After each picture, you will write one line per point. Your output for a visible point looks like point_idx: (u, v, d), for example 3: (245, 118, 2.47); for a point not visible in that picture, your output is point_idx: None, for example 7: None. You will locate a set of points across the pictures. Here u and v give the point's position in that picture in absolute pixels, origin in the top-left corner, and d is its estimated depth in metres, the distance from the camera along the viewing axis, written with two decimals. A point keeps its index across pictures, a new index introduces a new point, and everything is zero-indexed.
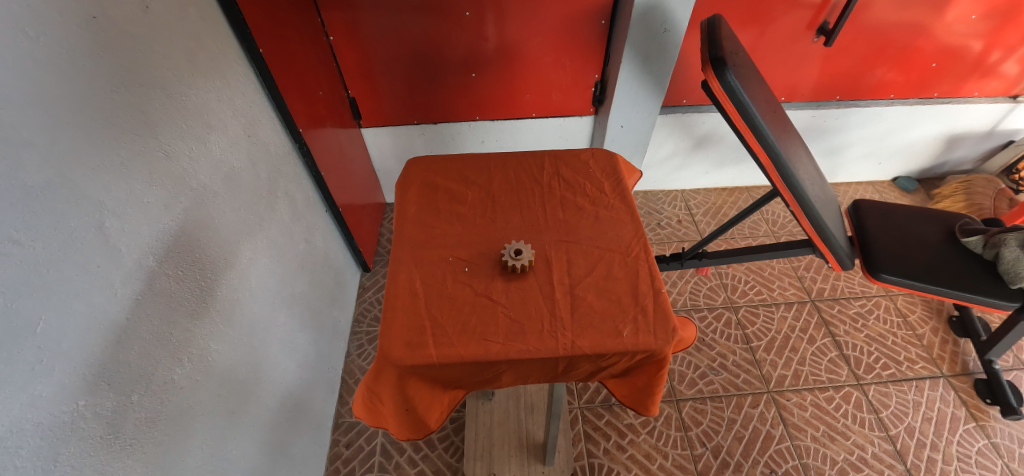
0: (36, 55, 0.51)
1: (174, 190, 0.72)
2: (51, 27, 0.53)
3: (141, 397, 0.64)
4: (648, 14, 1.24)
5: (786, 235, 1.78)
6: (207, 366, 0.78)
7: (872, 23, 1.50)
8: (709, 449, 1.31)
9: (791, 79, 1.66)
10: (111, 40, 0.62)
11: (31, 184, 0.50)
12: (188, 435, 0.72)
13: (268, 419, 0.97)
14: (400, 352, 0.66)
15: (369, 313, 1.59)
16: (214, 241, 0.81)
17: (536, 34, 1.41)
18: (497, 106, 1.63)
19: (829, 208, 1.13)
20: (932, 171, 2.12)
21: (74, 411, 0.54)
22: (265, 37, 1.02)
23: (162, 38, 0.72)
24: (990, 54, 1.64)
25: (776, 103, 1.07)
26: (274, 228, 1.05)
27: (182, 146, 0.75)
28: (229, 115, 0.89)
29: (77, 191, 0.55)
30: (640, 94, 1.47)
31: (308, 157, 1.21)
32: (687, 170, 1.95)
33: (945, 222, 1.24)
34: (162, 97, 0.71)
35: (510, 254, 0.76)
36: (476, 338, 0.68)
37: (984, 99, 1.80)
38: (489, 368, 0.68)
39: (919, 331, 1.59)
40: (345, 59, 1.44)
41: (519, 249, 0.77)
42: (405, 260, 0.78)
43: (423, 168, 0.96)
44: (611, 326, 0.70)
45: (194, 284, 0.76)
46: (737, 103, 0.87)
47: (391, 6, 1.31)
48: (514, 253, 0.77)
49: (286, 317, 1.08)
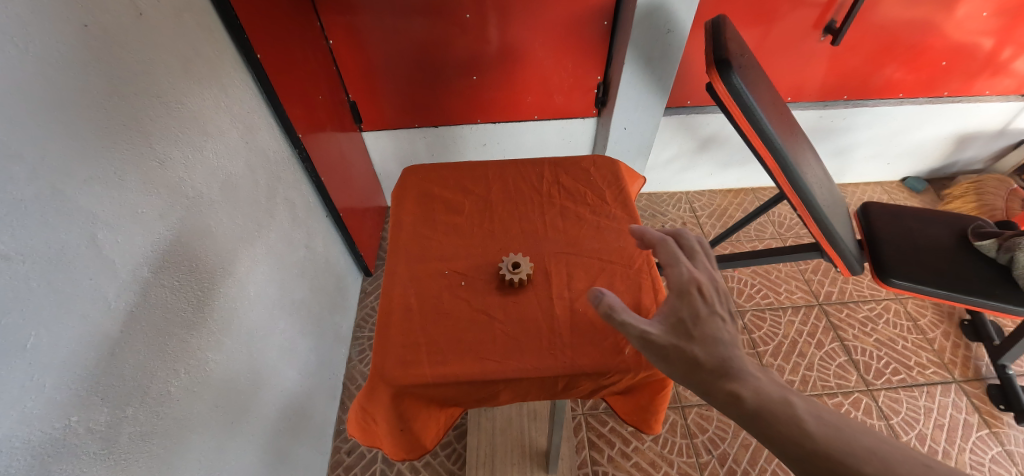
0: (27, 67, 0.50)
1: (169, 199, 0.71)
2: (41, 37, 0.52)
3: (135, 410, 0.63)
4: (651, 14, 1.22)
5: (792, 237, 1.76)
6: (205, 377, 0.77)
7: (880, 21, 1.47)
8: (715, 456, 1.28)
9: (797, 79, 1.63)
10: (102, 49, 0.61)
11: (21, 197, 0.49)
12: (184, 447, 0.71)
13: (268, 427, 0.96)
14: (395, 370, 0.65)
15: (371, 318, 1.58)
16: (211, 250, 0.80)
17: (536, 36, 1.39)
18: (498, 108, 1.61)
19: (837, 211, 1.11)
20: (941, 171, 2.08)
21: (66, 427, 0.53)
22: (262, 41, 1.01)
23: (155, 45, 0.71)
24: (1000, 53, 1.61)
25: (781, 106, 1.04)
26: (273, 235, 1.04)
27: (178, 154, 0.74)
28: (226, 122, 0.88)
29: (70, 204, 0.55)
30: (643, 96, 1.45)
31: (307, 162, 1.20)
32: (691, 171, 1.92)
33: (957, 225, 1.21)
34: (157, 105, 0.70)
35: (508, 268, 0.75)
36: (473, 356, 0.66)
37: (995, 98, 1.77)
38: (486, 388, 0.67)
39: (929, 335, 1.55)
40: (344, 62, 1.43)
41: (517, 262, 0.76)
42: (401, 273, 0.77)
43: (421, 177, 0.95)
44: (614, 343, 0.68)
45: (192, 294, 0.75)
46: (742, 105, 0.85)
47: (391, 8, 1.29)
48: (513, 265, 0.76)
49: (285, 324, 1.07)
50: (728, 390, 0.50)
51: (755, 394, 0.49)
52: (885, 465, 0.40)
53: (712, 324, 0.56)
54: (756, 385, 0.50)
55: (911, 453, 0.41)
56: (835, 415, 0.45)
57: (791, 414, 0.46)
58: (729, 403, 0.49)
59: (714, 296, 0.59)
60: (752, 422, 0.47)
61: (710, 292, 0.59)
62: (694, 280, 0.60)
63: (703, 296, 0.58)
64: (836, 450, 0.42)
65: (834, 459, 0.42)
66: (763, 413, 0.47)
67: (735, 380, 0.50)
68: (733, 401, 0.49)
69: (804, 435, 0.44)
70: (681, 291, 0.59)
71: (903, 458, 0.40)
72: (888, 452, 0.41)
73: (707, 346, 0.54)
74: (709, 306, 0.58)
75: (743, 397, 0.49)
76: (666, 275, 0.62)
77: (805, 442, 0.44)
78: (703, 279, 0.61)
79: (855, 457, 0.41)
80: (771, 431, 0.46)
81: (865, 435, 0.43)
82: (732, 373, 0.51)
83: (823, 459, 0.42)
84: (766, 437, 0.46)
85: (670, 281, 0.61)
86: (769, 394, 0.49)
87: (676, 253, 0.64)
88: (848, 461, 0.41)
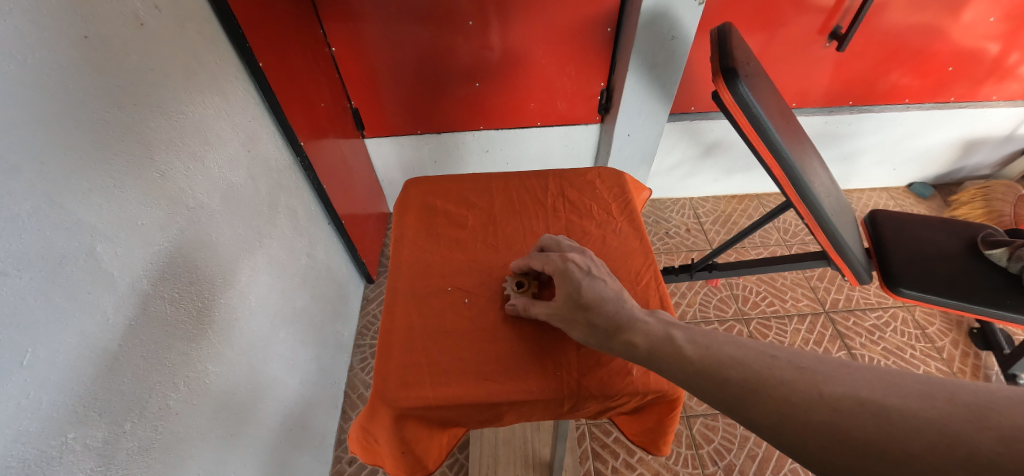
0: (25, 80, 0.50)
1: (169, 211, 0.70)
2: (39, 50, 0.52)
3: (134, 425, 0.62)
4: (654, 21, 1.21)
5: (798, 244, 1.74)
6: (204, 390, 0.76)
7: (885, 27, 1.46)
8: (722, 467, 1.26)
9: (802, 85, 1.62)
10: (102, 60, 0.60)
11: (17, 211, 0.49)
12: (182, 461, 0.70)
13: (268, 439, 0.95)
14: (396, 391, 0.63)
15: (373, 325, 1.57)
16: (212, 261, 0.80)
17: (538, 43, 1.39)
18: (500, 115, 1.61)
19: (844, 220, 1.09)
20: (948, 177, 2.07)
21: (62, 444, 0.53)
22: (264, 49, 1.01)
23: (156, 55, 0.70)
24: (1007, 58, 1.59)
25: (787, 114, 1.03)
26: (274, 243, 1.03)
27: (179, 164, 0.73)
28: (227, 131, 0.87)
29: (69, 218, 0.54)
30: (646, 103, 1.44)
31: (309, 170, 1.19)
32: (695, 177, 1.91)
33: (966, 233, 1.19)
34: (158, 116, 0.69)
35: (512, 288, 0.75)
36: (475, 377, 0.65)
37: (1002, 103, 1.75)
38: (489, 410, 0.65)
39: (938, 343, 1.53)
40: (347, 69, 1.43)
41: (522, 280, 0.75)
42: (404, 289, 0.76)
43: (424, 189, 0.94)
44: (620, 364, 0.66)
45: (191, 305, 0.74)
46: (749, 115, 0.84)
47: (393, 15, 1.29)
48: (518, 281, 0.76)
49: (286, 333, 1.06)
50: (624, 342, 0.56)
51: (647, 339, 0.55)
52: (744, 367, 0.47)
53: (594, 287, 0.63)
54: (644, 329, 0.56)
55: (761, 349, 0.48)
56: (706, 336, 0.53)
57: (673, 347, 0.53)
58: (630, 352, 0.56)
59: (590, 266, 0.67)
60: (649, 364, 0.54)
61: (585, 263, 0.67)
62: (567, 258, 0.68)
63: (580, 268, 0.66)
64: (710, 364, 0.49)
65: (711, 373, 0.48)
66: (655, 353, 0.54)
67: (627, 330, 0.57)
68: (632, 350, 0.56)
69: (685, 360, 0.51)
70: (559, 272, 0.66)
71: (754, 355, 0.48)
72: (746, 356, 0.48)
73: (596, 307, 0.60)
74: (587, 275, 0.65)
75: (637, 345, 0.55)
76: (546, 265, 0.70)
77: (687, 367, 0.51)
78: (576, 256, 0.68)
79: (723, 366, 0.48)
80: (664, 365, 0.53)
81: (729, 344, 0.50)
82: (625, 324, 0.58)
83: (704, 377, 0.49)
84: (661, 371, 0.53)
85: (549, 267, 0.68)
86: (657, 335, 0.55)
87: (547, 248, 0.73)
88: (719, 373, 0.48)
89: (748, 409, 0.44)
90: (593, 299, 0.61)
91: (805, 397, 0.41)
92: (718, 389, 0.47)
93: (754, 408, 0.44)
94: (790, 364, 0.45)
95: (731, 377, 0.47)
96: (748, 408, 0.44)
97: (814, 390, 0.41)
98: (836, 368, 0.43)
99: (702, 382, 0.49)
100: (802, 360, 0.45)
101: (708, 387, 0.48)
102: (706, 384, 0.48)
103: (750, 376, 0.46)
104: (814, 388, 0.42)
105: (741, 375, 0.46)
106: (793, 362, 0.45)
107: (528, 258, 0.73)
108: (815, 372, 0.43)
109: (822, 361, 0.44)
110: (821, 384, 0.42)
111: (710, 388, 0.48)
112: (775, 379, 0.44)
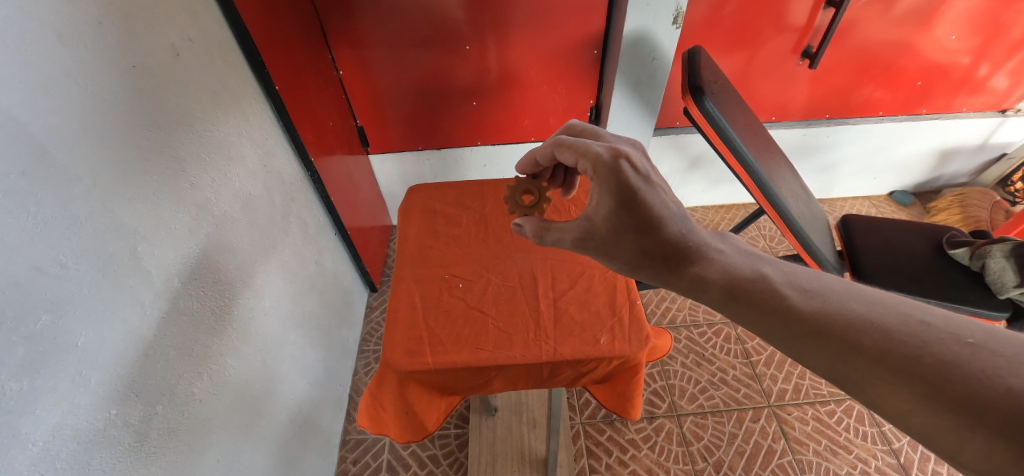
0: (84, 104, 0.59)
1: (196, 217, 0.78)
2: (96, 77, 0.61)
3: (164, 408, 0.69)
4: (637, 44, 1.31)
5: (783, 250, 1.82)
6: (224, 381, 0.83)
7: (855, 45, 1.57)
8: (710, 463, 1.32)
9: (781, 99, 1.72)
10: (145, 84, 0.69)
11: (77, 214, 0.57)
12: (205, 445, 0.76)
13: (280, 433, 1.01)
14: (400, 358, 0.71)
15: (376, 333, 1.64)
16: (231, 262, 0.87)
17: (531, 63, 1.49)
18: (497, 130, 1.70)
19: (816, 225, 1.18)
20: (927, 185, 2.16)
21: (106, 419, 0.60)
22: (279, 72, 1.11)
23: (189, 80, 0.80)
24: (976, 70, 1.68)
25: (758, 125, 1.12)
26: (286, 250, 1.11)
27: (205, 176, 0.82)
28: (247, 147, 0.96)
29: (117, 221, 0.63)
30: (633, 118, 1.53)
31: (318, 183, 1.28)
32: (684, 188, 2.00)
33: (933, 235, 1.27)
34: (188, 131, 0.78)
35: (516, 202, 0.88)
36: (471, 346, 0.73)
37: (972, 114, 1.84)
38: (480, 375, 0.73)
39: None
40: (352, 90, 1.52)
41: (527, 188, 0.89)
42: (406, 278, 0.84)
43: (424, 194, 1.02)
44: (590, 335, 0.74)
45: (214, 303, 0.81)
46: (715, 127, 0.93)
47: (396, 40, 1.39)
48: (519, 194, 0.89)
49: (297, 334, 1.13)
50: (695, 273, 0.61)
51: (724, 273, 0.59)
52: (885, 333, 0.46)
53: (653, 198, 0.65)
54: (723, 263, 0.60)
55: (907, 312, 0.47)
56: (811, 282, 0.55)
57: (772, 287, 0.55)
58: (699, 283, 0.60)
59: (644, 169, 0.68)
60: (730, 294, 0.57)
61: (638, 164, 0.68)
62: (618, 155, 0.68)
63: (636, 169, 0.67)
64: (819, 315, 0.50)
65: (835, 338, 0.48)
66: (737, 289, 0.57)
67: (702, 263, 0.61)
68: (702, 281, 0.60)
69: (791, 305, 0.53)
70: (611, 170, 0.66)
71: (898, 318, 0.47)
72: (884, 318, 0.48)
73: (652, 232, 0.64)
74: (645, 181, 0.66)
75: (713, 278, 0.59)
76: (588, 161, 0.69)
77: (796, 325, 0.51)
78: (629, 154, 0.68)
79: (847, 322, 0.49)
80: (750, 297, 0.56)
81: (850, 298, 0.51)
82: (696, 258, 0.62)
83: (820, 332, 0.49)
84: (753, 302, 0.55)
85: (595, 163, 0.68)
86: (743, 270, 0.59)
87: (583, 141, 0.72)
88: (847, 333, 0.48)
89: (879, 393, 0.45)
90: (653, 219, 0.65)
91: (986, 388, 0.40)
92: (831, 347, 0.48)
93: (875, 390, 0.45)
94: (956, 339, 0.44)
95: (866, 344, 0.46)
96: (870, 387, 0.45)
97: (998, 383, 0.40)
98: (1018, 354, 0.41)
99: (818, 339, 0.49)
100: (969, 335, 0.43)
101: (824, 345, 0.49)
102: (827, 342, 0.49)
103: (895, 345, 0.45)
104: (997, 382, 0.40)
105: (880, 338, 0.46)
106: (958, 337, 0.44)
107: (560, 147, 0.74)
108: (992, 354, 0.41)
109: (1000, 342, 0.42)
110: (1005, 377, 0.40)
111: (826, 346, 0.48)
112: (935, 357, 0.43)
